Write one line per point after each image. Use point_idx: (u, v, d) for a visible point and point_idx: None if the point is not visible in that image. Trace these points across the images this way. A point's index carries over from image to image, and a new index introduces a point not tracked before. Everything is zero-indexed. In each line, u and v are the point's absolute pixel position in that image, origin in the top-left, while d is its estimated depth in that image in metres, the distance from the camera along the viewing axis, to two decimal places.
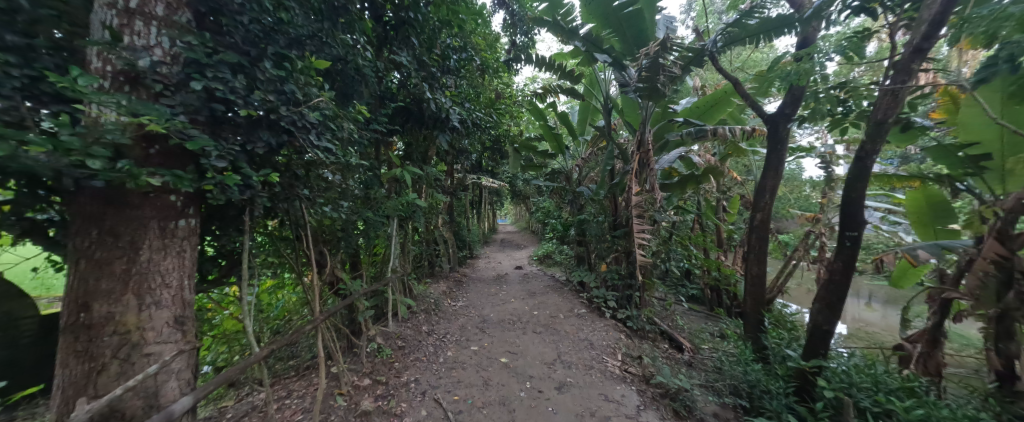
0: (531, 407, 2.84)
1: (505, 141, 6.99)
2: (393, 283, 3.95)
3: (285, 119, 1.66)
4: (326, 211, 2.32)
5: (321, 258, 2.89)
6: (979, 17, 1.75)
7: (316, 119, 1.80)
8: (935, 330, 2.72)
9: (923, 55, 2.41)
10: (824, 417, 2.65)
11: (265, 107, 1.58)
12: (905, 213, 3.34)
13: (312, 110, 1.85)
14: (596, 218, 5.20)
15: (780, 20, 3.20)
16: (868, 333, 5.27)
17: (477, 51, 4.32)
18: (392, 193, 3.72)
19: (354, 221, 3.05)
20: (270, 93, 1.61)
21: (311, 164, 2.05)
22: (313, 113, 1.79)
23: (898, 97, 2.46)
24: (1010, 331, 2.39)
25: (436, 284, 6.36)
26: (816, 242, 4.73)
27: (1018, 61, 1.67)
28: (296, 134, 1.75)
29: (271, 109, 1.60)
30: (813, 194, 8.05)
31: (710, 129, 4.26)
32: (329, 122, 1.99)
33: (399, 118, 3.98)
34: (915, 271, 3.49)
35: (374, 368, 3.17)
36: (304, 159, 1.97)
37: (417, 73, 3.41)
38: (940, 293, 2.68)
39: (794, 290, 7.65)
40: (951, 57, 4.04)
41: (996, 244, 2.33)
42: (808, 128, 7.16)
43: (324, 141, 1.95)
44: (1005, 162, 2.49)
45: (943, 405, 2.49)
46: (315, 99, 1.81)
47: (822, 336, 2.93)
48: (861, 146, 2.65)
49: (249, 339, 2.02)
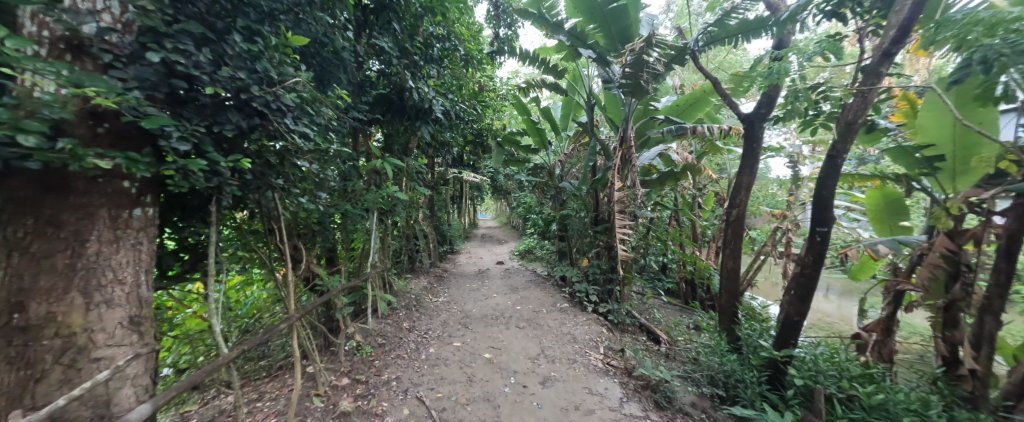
0: (516, 402, 2.82)
1: (487, 136, 6.90)
2: (373, 279, 3.82)
3: (257, 100, 1.52)
4: (302, 202, 2.19)
5: (296, 253, 2.74)
6: (952, 22, 1.83)
7: (292, 101, 1.67)
8: (888, 319, 2.95)
9: (890, 60, 2.52)
10: (796, 404, 2.77)
11: (234, 86, 1.44)
12: (864, 210, 3.52)
13: (288, 91, 1.72)
14: (578, 214, 5.24)
15: (758, 22, 3.28)
16: (828, 322, 5.61)
17: (461, 41, 4.24)
18: (371, 186, 3.58)
19: (331, 214, 2.91)
20: (241, 70, 1.47)
21: (284, 152, 1.89)
22: (289, 95, 1.66)
23: (867, 100, 2.57)
24: (955, 320, 2.65)
25: (416, 279, 6.27)
26: (783, 237, 4.96)
27: (991, 63, 1.68)
28: (269, 118, 1.62)
29: (242, 88, 1.46)
30: (779, 192, 8.49)
31: (689, 127, 4.33)
32: (305, 105, 1.86)
33: (378, 107, 3.76)
34: (873, 264, 3.70)
35: (352, 366, 3.05)
36: (277, 146, 1.82)
37: (398, 61, 3.30)
38: (894, 285, 2.83)
39: (760, 284, 8.08)
40: (906, 63, 4.32)
41: (946, 240, 2.53)
42: (776, 129, 7.49)
43: (300, 126, 1.81)
44: (956, 162, 2.65)
45: (900, 389, 2.67)
46: (291, 79, 1.67)
47: (793, 327, 3.06)
48: (832, 145, 2.74)
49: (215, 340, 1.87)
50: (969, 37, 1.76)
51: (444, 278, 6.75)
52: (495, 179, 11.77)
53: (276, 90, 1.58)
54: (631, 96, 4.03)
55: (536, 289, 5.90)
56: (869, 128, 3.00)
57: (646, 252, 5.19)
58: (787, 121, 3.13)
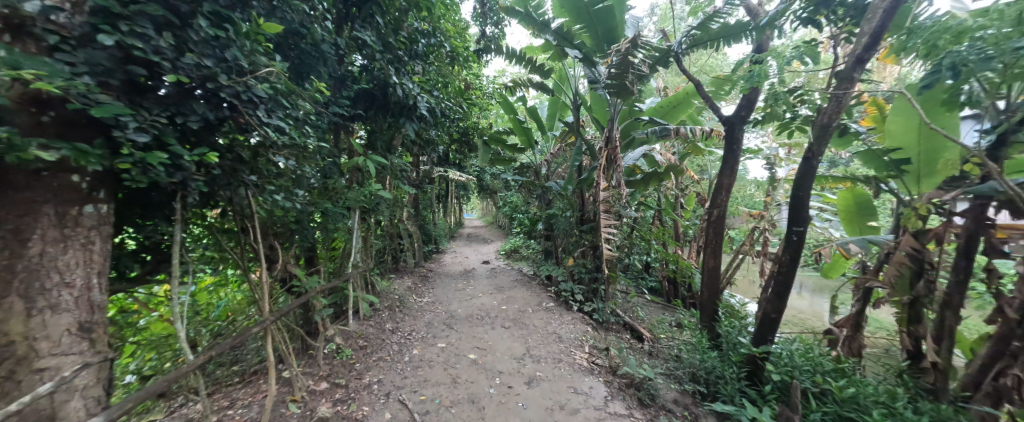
0: (502, 403, 2.79)
1: (473, 134, 6.86)
2: (355, 279, 3.71)
3: (225, 90, 1.43)
4: (277, 199, 2.09)
5: (271, 253, 2.63)
6: (923, 29, 1.91)
7: (264, 92, 1.59)
8: (858, 315, 3.06)
9: (863, 66, 2.60)
10: (772, 399, 2.85)
11: (199, 73, 1.36)
12: (836, 210, 3.65)
13: (260, 82, 1.63)
14: (564, 213, 5.25)
15: (738, 26, 3.36)
16: (802, 319, 5.82)
17: (447, 37, 4.18)
18: (352, 184, 3.48)
19: (310, 212, 2.81)
20: (207, 58, 1.38)
21: (257, 146, 1.80)
22: (262, 86, 1.58)
23: (841, 104, 2.65)
24: (918, 316, 2.78)
25: (400, 279, 6.15)
26: (761, 237, 5.11)
27: (959, 70, 1.76)
28: (240, 109, 1.53)
29: (208, 76, 1.38)
30: (756, 193, 8.77)
31: (673, 129, 4.39)
32: (280, 97, 1.77)
33: (361, 103, 3.65)
34: (844, 263, 3.84)
35: (332, 370, 2.96)
36: (250, 140, 1.73)
37: (382, 55, 3.21)
38: (863, 283, 2.94)
39: (739, 282, 8.33)
40: (875, 70, 4.51)
41: (912, 239, 2.64)
42: (754, 132, 7.73)
43: (275, 119, 1.72)
44: (921, 165, 2.76)
45: (869, 382, 2.78)
46: (263, 69, 1.59)
47: (770, 324, 3.15)
48: (808, 148, 2.82)
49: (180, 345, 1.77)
50: (939, 43, 1.83)
51: (429, 278, 6.66)
52: (481, 177, 11.69)
53: (247, 80, 1.49)
54: (616, 97, 4.06)
55: (521, 288, 5.89)
56: (842, 132, 3.11)
57: (630, 252, 5.26)
58: (765, 124, 3.20)
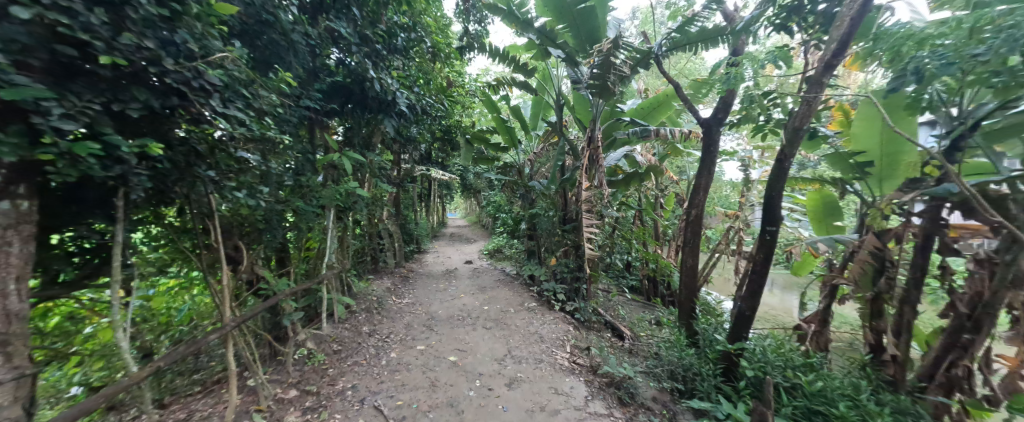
0: (481, 406, 2.74)
1: (456, 132, 6.76)
2: (329, 281, 3.57)
3: (170, 76, 1.31)
4: (238, 196, 1.96)
5: (235, 254, 2.48)
6: (888, 35, 2.00)
7: (218, 79, 1.47)
8: (825, 312, 3.18)
9: (832, 71, 2.68)
10: (746, 394, 2.92)
11: (141, 56, 1.24)
12: (805, 211, 3.79)
13: (215, 68, 1.52)
14: (547, 213, 5.24)
15: (715, 31, 3.43)
16: (773, 315, 6.05)
17: (428, 32, 4.09)
18: (326, 182, 3.34)
19: (279, 211, 2.67)
20: (150, 39, 1.26)
21: (214, 138, 1.67)
22: (215, 73, 1.46)
23: (812, 108, 2.73)
24: (880, 311, 2.91)
25: (379, 279, 5.99)
26: (736, 236, 5.26)
27: (922, 74, 1.83)
28: (190, 97, 1.42)
29: (152, 59, 1.26)
30: (731, 193, 9.05)
31: (653, 130, 4.44)
32: (238, 86, 1.66)
33: (336, 97, 3.51)
34: (813, 261, 3.98)
35: (302, 377, 2.82)
36: (204, 132, 1.61)
37: (358, 48, 3.10)
38: (831, 280, 3.05)
39: (715, 280, 8.58)
40: (842, 77, 4.73)
41: (875, 239, 2.75)
42: (730, 135, 7.98)
43: (232, 109, 1.61)
44: (883, 167, 2.88)
45: (835, 376, 2.88)
46: (217, 54, 1.48)
47: (745, 321, 3.22)
48: (780, 149, 2.89)
49: (122, 356, 1.62)
50: (902, 49, 1.91)
51: (409, 279, 6.51)
52: (464, 176, 11.57)
53: (197, 65, 1.38)
54: (598, 97, 4.07)
55: (504, 288, 5.85)
56: (811, 135, 3.21)
57: (611, 251, 5.31)
58: (741, 126, 3.27)
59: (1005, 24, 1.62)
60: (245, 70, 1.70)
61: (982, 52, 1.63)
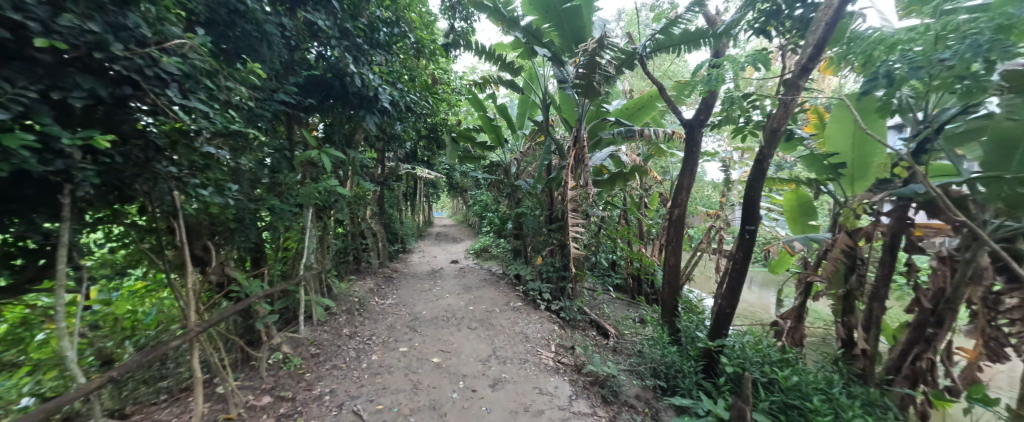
0: (464, 408, 2.70)
1: (441, 131, 6.67)
2: (308, 281, 3.45)
3: (120, 63, 1.23)
4: (204, 194, 1.86)
5: (204, 255, 2.36)
6: (861, 40, 2.08)
7: (175, 68, 1.39)
8: (800, 308, 3.27)
9: (808, 74, 2.74)
10: (726, 390, 2.97)
11: (86, 40, 1.15)
12: (782, 210, 3.90)
13: (174, 57, 1.43)
14: (533, 212, 5.23)
15: (697, 33, 3.47)
16: (752, 312, 6.21)
17: (411, 27, 4.01)
18: (304, 179, 3.23)
19: (252, 210, 2.55)
20: (97, 22, 1.18)
21: (174, 132, 1.58)
22: (172, 61, 1.38)
23: (789, 110, 2.79)
24: (851, 307, 3.01)
25: (362, 280, 5.85)
26: (717, 235, 5.38)
27: (893, 77, 1.90)
28: (143, 87, 1.33)
29: (99, 45, 1.18)
30: (713, 193, 9.26)
31: (638, 130, 4.49)
32: (200, 75, 1.57)
33: (315, 92, 3.40)
34: (789, 260, 4.10)
35: (276, 382, 2.71)
36: (163, 125, 1.51)
37: (337, 42, 3.01)
38: (806, 277, 3.15)
39: (697, 278, 8.77)
40: (817, 81, 4.88)
41: (847, 237, 2.84)
42: (712, 136, 8.16)
43: (194, 101, 1.52)
44: (855, 168, 2.96)
45: (809, 371, 2.97)
46: (175, 42, 1.39)
47: (725, 318, 3.28)
48: (759, 150, 2.95)
49: (70, 366, 1.50)
50: (874, 53, 1.98)
51: (393, 279, 6.39)
52: (451, 175, 11.47)
53: (150, 52, 1.29)
54: (584, 97, 4.07)
55: (490, 288, 5.82)
56: (789, 137, 3.29)
57: (597, 250, 5.34)
58: (722, 127, 3.32)
59: (968, 31, 1.69)
60: (209, 60, 1.61)
61: (948, 57, 1.68)
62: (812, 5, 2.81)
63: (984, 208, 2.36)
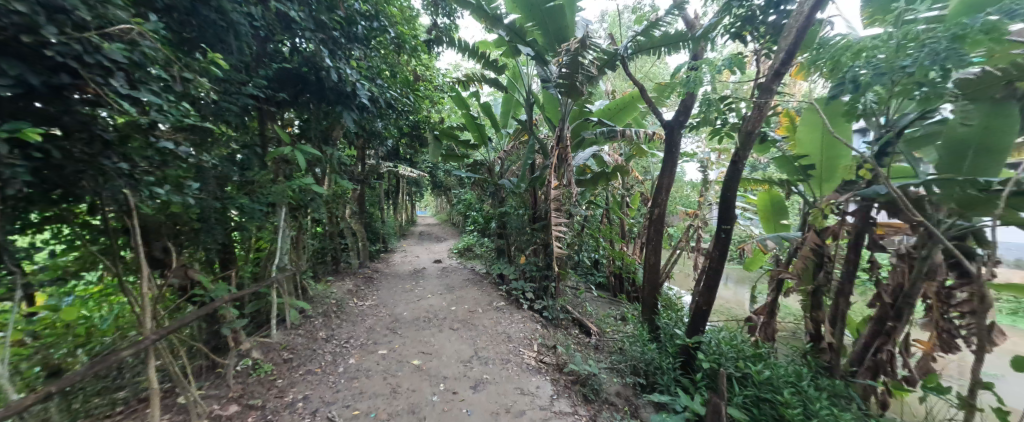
0: (444, 411, 2.66)
1: (424, 128, 6.56)
2: (281, 283, 3.31)
3: (53, 48, 1.13)
4: (161, 193, 1.74)
5: (164, 257, 2.22)
6: (829, 47, 2.16)
7: (122, 56, 1.29)
8: (772, 304, 3.38)
9: (780, 79, 2.82)
10: (702, 386, 3.04)
11: (14, 23, 1.05)
12: (756, 210, 4.02)
13: (122, 44, 1.33)
14: (516, 211, 5.22)
15: (677, 36, 3.53)
16: (728, 308, 6.41)
17: (392, 22, 3.91)
18: (276, 177, 3.09)
19: (218, 209, 2.42)
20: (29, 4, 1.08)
21: (124, 125, 1.47)
22: (116, 48, 1.28)
23: (762, 112, 2.87)
24: (819, 303, 3.14)
25: (340, 281, 5.67)
26: (695, 234, 5.52)
27: (859, 82, 1.97)
28: (84, 75, 1.23)
29: (30, 28, 1.08)
30: (692, 193, 9.50)
31: (620, 130, 4.54)
32: (152, 65, 1.47)
33: (289, 87, 3.26)
34: (763, 258, 4.23)
35: (245, 390, 2.59)
36: (111, 117, 1.41)
37: (312, 34, 2.89)
38: (777, 275, 3.26)
39: (676, 276, 8.98)
40: (790, 85, 5.07)
41: (815, 236, 2.95)
42: (691, 137, 8.37)
43: (144, 92, 1.42)
44: (823, 170, 3.07)
45: (780, 364, 3.07)
46: (123, 28, 1.30)
47: (701, 315, 3.35)
48: (735, 151, 3.03)
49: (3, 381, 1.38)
50: (841, 59, 2.06)
51: (373, 279, 6.23)
52: (434, 174, 11.31)
53: (90, 38, 1.19)
54: (567, 96, 4.09)
55: (473, 288, 5.77)
56: (762, 139, 3.40)
57: (580, 249, 5.38)
58: (700, 128, 3.39)
59: (926, 40, 1.78)
60: (161, 48, 1.51)
61: (909, 63, 1.76)
62: (784, 12, 2.90)
63: (938, 209, 2.50)
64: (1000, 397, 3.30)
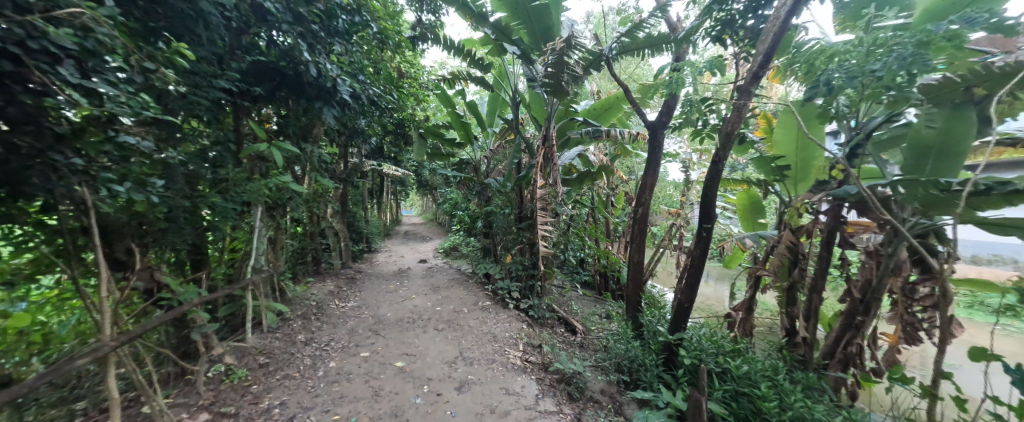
0: (428, 414, 2.61)
1: (409, 126, 6.45)
2: (257, 285, 3.19)
3: None
4: (123, 191, 1.65)
5: (127, 258, 2.10)
6: (804, 51, 2.23)
7: (72, 41, 1.21)
8: (750, 301, 3.48)
9: (759, 81, 2.87)
10: (683, 381, 3.10)
11: None
12: (735, 209, 4.13)
13: (73, 30, 1.24)
14: (502, 210, 5.20)
15: (660, 37, 3.58)
16: (709, 305, 6.57)
17: (374, 16, 3.82)
18: (251, 175, 2.97)
19: (187, 208, 2.31)
20: None
21: (80, 118, 1.38)
22: (66, 34, 1.20)
23: (741, 114, 2.94)
24: (794, 299, 3.25)
25: (321, 282, 5.51)
26: (678, 233, 5.63)
27: (832, 85, 2.03)
28: (28, 62, 1.14)
29: None
30: (675, 192, 9.70)
31: (605, 130, 4.58)
32: (109, 53, 1.38)
33: (265, 81, 3.14)
34: (741, 255, 4.35)
35: (217, 397, 2.48)
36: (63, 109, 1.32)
37: (290, 27, 2.78)
38: (755, 272, 3.35)
39: (660, 274, 9.15)
40: (768, 88, 5.22)
41: (791, 234, 3.04)
42: (674, 138, 8.53)
43: (99, 81, 1.33)
44: (798, 170, 3.16)
45: (758, 359, 3.16)
46: (75, 13, 1.21)
47: (683, 312, 3.41)
48: (715, 152, 3.09)
49: None
50: (815, 63, 2.13)
51: (356, 280, 6.09)
52: (419, 172, 11.15)
53: (33, 21, 1.11)
54: (552, 96, 4.08)
55: (458, 288, 5.71)
56: (741, 140, 3.49)
57: (565, 248, 5.40)
58: (683, 129, 3.45)
59: (894, 45, 1.85)
60: (119, 36, 1.42)
61: (879, 67, 1.83)
62: (763, 17, 2.98)
63: (903, 208, 2.62)
64: (958, 386, 3.49)
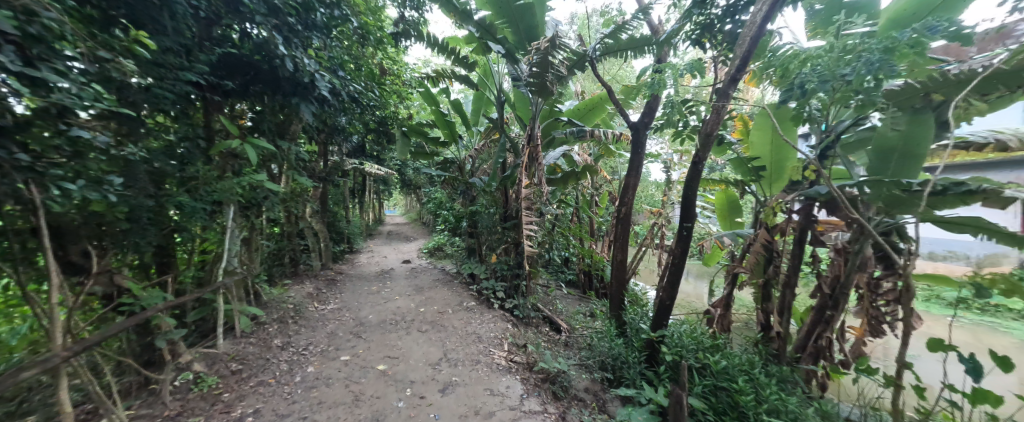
0: (410, 417, 2.56)
1: (392, 124, 6.32)
2: (229, 288, 3.04)
3: None
4: (77, 189, 1.53)
5: (83, 261, 1.96)
6: (779, 55, 2.30)
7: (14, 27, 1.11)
8: (728, 298, 3.58)
9: (736, 84, 2.94)
10: (665, 377, 3.15)
11: None
12: (714, 209, 4.24)
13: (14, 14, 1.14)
14: (487, 210, 5.17)
15: (642, 40, 3.63)
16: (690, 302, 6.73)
17: (355, 11, 3.72)
18: (223, 173, 2.84)
19: (151, 208, 2.18)
20: None
21: (26, 111, 1.28)
22: (5, 18, 1.10)
23: (720, 115, 3.02)
24: (769, 295, 3.35)
25: (300, 284, 5.33)
26: (660, 231, 5.74)
27: (806, 88, 2.11)
28: None
29: None
30: (657, 192, 9.90)
31: (589, 130, 4.61)
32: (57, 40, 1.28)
33: (237, 75, 3.00)
34: (720, 254, 4.46)
35: (184, 407, 2.35)
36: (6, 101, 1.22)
37: (265, 19, 2.67)
38: (733, 269, 3.44)
39: (642, 272, 9.32)
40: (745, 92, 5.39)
41: (766, 233, 3.15)
42: (656, 139, 8.71)
43: (47, 70, 1.24)
44: (773, 171, 3.28)
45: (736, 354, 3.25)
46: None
47: (665, 310, 3.47)
48: (696, 152, 3.16)
49: None
50: (789, 66, 2.20)
51: (336, 282, 5.92)
52: (403, 171, 10.97)
53: None
54: (537, 95, 4.07)
55: (442, 288, 5.64)
56: (720, 141, 3.58)
57: (550, 248, 5.42)
58: (664, 130, 3.51)
59: (862, 51, 1.93)
60: (69, 23, 1.32)
61: (848, 72, 1.92)
62: (740, 22, 3.06)
63: (869, 207, 2.74)
64: (918, 375, 3.70)
